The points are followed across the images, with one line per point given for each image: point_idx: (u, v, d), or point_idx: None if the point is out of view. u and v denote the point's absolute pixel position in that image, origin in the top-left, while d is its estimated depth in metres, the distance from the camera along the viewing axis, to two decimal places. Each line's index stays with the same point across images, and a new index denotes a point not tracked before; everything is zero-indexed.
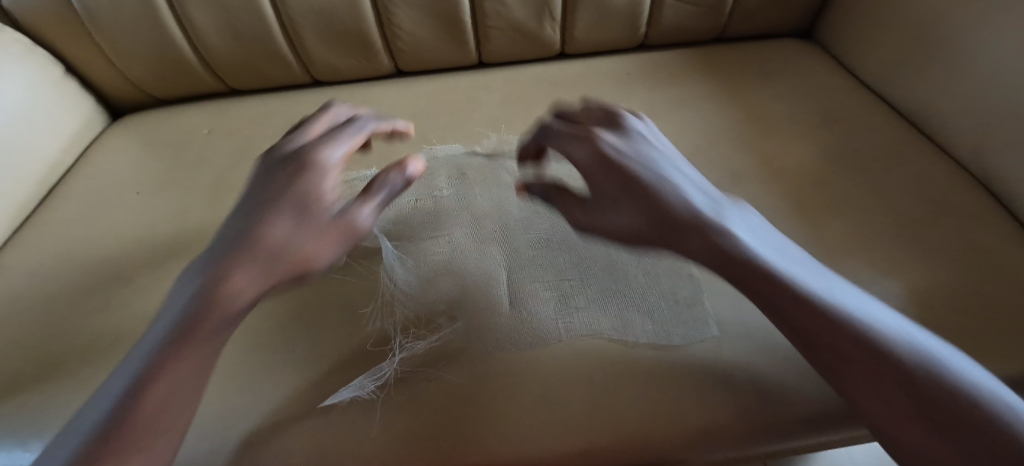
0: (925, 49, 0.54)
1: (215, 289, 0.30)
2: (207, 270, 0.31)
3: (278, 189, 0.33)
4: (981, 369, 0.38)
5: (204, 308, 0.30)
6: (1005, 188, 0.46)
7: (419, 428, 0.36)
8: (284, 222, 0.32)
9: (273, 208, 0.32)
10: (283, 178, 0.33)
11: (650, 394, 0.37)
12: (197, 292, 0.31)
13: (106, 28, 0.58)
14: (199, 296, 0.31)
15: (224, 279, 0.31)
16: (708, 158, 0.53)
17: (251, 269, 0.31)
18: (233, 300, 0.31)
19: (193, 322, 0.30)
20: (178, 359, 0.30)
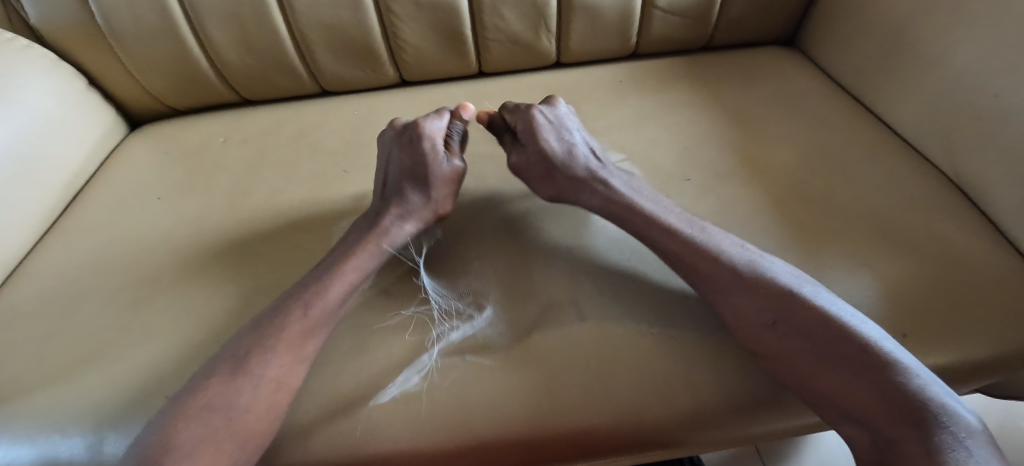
0: (897, 56, 0.57)
1: (288, 327, 0.41)
2: (277, 315, 0.41)
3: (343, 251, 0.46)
4: (947, 352, 0.41)
5: (285, 340, 0.40)
6: (972, 185, 0.50)
7: (430, 413, 0.40)
8: (337, 283, 0.44)
9: (333, 271, 0.44)
10: (339, 247, 0.47)
11: (638, 379, 0.41)
12: (275, 329, 0.41)
13: (127, 43, 0.61)
14: (281, 333, 0.40)
15: (297, 323, 0.41)
16: (695, 161, 0.56)
17: (316, 316, 0.42)
18: (302, 339, 0.41)
19: (276, 352, 0.40)
20: (271, 375, 0.39)
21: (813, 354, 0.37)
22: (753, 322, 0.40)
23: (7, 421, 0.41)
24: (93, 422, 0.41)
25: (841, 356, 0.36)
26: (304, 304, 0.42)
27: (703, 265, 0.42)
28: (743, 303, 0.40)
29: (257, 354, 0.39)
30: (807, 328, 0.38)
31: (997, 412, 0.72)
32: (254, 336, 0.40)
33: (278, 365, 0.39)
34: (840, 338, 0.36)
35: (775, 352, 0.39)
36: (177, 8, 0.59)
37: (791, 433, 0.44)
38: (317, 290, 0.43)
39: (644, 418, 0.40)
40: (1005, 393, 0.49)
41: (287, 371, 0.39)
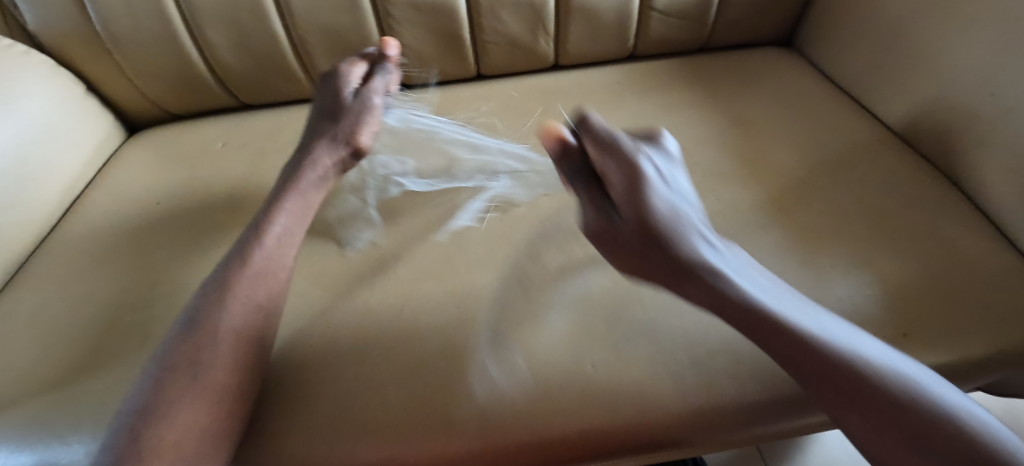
0: (894, 56, 0.57)
1: (221, 340, 0.39)
2: (206, 328, 0.39)
3: (265, 256, 0.44)
4: (949, 350, 0.42)
5: (220, 353, 0.38)
6: (971, 184, 0.50)
7: (432, 416, 0.40)
8: (266, 287, 0.43)
9: (258, 273, 0.43)
10: (261, 253, 0.44)
11: (642, 381, 0.41)
12: (200, 344, 0.38)
13: (125, 48, 0.61)
14: (216, 348, 0.39)
15: (232, 334, 0.40)
16: (694, 161, 0.57)
17: (249, 326, 0.41)
18: (236, 349, 0.39)
19: (214, 365, 0.38)
20: (211, 383, 0.37)
21: (899, 435, 0.31)
22: (838, 400, 0.33)
23: (6, 428, 0.41)
24: (92, 428, 0.41)
25: (932, 443, 0.30)
26: (236, 315, 0.40)
27: (762, 330, 0.36)
28: (812, 378, 0.34)
29: (189, 369, 0.37)
30: (894, 405, 0.32)
31: (998, 410, 0.72)
32: (182, 353, 0.38)
33: (219, 373, 0.38)
34: (930, 419, 0.31)
35: (860, 432, 0.32)
36: (176, 13, 0.59)
37: (801, 430, 0.43)
38: (242, 302, 0.41)
39: (649, 420, 0.40)
40: (1005, 391, 0.49)
41: (229, 378, 0.38)
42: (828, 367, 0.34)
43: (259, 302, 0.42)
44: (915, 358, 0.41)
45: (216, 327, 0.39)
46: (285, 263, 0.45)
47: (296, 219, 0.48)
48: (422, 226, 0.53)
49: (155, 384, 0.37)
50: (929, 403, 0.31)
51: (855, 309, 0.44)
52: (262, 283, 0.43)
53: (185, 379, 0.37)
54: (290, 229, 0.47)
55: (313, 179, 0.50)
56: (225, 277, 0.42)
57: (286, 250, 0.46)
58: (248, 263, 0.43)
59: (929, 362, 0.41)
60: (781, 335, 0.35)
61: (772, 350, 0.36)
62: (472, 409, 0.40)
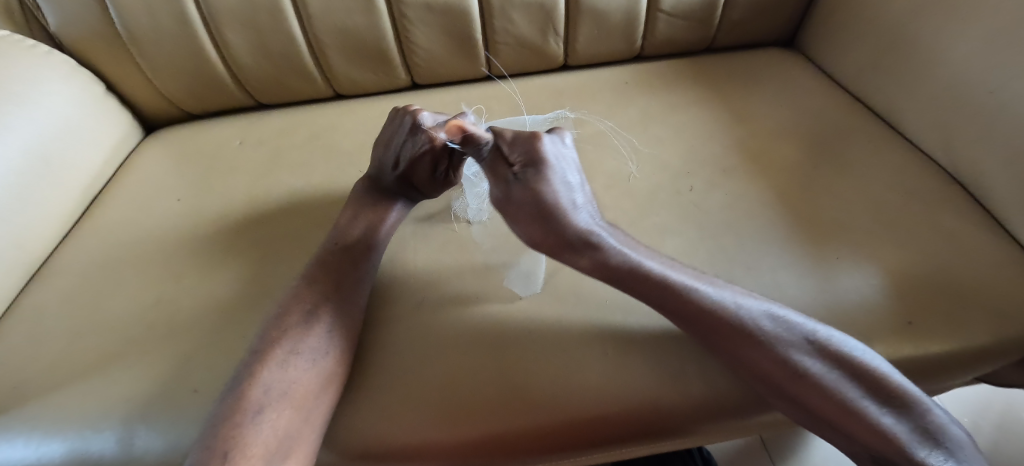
0: (895, 55, 0.59)
1: (297, 357, 0.41)
2: (281, 347, 0.41)
3: (326, 283, 0.46)
4: (949, 338, 0.43)
5: (297, 368, 0.40)
6: (970, 179, 0.51)
7: (452, 403, 0.41)
8: (333, 310, 0.44)
9: (323, 298, 0.45)
10: (324, 281, 0.46)
11: (653, 369, 0.43)
12: (280, 361, 0.41)
13: (145, 48, 0.62)
14: (294, 363, 0.41)
15: (307, 352, 0.42)
16: (701, 158, 0.58)
17: (321, 345, 0.42)
18: (312, 365, 0.41)
19: (293, 378, 0.40)
20: (291, 391, 0.39)
21: (827, 390, 0.38)
22: (779, 369, 0.39)
23: (38, 414, 0.43)
24: (122, 415, 0.42)
25: (856, 394, 0.37)
26: (306, 337, 0.42)
27: (714, 323, 0.40)
28: (757, 354, 0.40)
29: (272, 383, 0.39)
30: (823, 367, 0.38)
31: (998, 402, 0.74)
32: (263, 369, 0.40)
33: (297, 385, 0.40)
34: (848, 372, 0.38)
35: (794, 392, 0.39)
36: (195, 14, 0.60)
37: (788, 422, 0.46)
38: (309, 325, 0.43)
39: (660, 408, 0.42)
40: (1003, 380, 0.51)
41: (305, 387, 0.40)
42: (770, 347, 0.39)
43: (324, 324, 0.43)
44: (917, 344, 0.43)
45: (291, 346, 0.41)
46: (350, 290, 0.46)
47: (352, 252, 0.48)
48: (438, 221, 0.54)
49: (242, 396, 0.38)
50: (850, 361, 0.38)
51: (859, 298, 0.45)
52: (327, 304, 0.45)
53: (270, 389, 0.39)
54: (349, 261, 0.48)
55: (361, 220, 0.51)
56: (288, 305, 0.44)
57: (348, 278, 0.47)
58: (308, 292, 0.45)
59: (931, 348, 0.43)
60: (731, 325, 0.40)
61: (722, 337, 0.40)
62: (490, 396, 0.42)
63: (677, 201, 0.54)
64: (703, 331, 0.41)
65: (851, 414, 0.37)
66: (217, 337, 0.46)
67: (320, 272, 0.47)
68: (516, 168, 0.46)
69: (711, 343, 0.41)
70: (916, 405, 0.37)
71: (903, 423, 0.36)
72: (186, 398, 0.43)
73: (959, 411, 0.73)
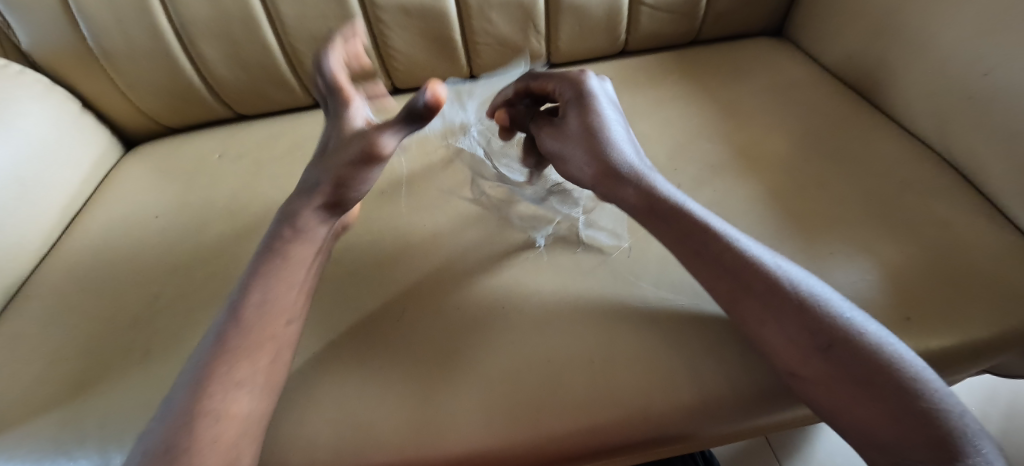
0: (885, 41, 0.57)
1: (202, 421, 0.35)
2: (183, 408, 0.35)
3: (250, 325, 0.39)
4: (950, 332, 0.41)
5: (202, 433, 0.34)
6: (967, 166, 0.50)
7: (434, 419, 0.40)
8: (250, 358, 0.38)
9: (245, 345, 0.38)
10: (239, 326, 0.39)
11: (641, 378, 0.41)
12: (179, 426, 0.34)
13: (119, 64, 0.61)
14: (196, 427, 0.34)
15: (213, 413, 0.35)
16: (689, 153, 0.57)
17: (234, 404, 0.36)
18: (221, 430, 0.35)
19: (192, 446, 0.34)
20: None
21: (854, 379, 0.34)
22: (804, 342, 0.36)
23: (10, 445, 0.42)
24: (97, 442, 0.41)
25: (885, 378, 0.33)
26: (216, 393, 0.36)
27: (749, 277, 0.39)
28: (779, 319, 0.38)
29: (166, 454, 0.33)
30: (855, 351, 0.35)
31: (1006, 391, 0.72)
32: (159, 439, 0.34)
33: (201, 455, 0.33)
34: (876, 358, 0.34)
35: (820, 375, 0.36)
36: (168, 27, 0.59)
37: (786, 426, 0.44)
38: (223, 379, 0.37)
39: (650, 416, 0.40)
40: (1010, 373, 0.49)
41: (210, 459, 0.34)
42: (801, 314, 0.37)
43: (243, 376, 0.37)
44: (918, 341, 0.41)
45: (195, 405, 0.35)
46: (273, 332, 0.40)
47: (274, 288, 0.41)
48: (419, 229, 0.53)
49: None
50: (877, 344, 0.35)
51: (854, 294, 0.44)
52: (246, 351, 0.38)
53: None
54: (272, 299, 0.41)
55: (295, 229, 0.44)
56: (202, 360, 0.37)
57: (275, 318, 0.40)
58: (227, 337, 0.39)
59: (933, 344, 0.41)
60: (767, 283, 0.39)
61: (756, 295, 0.39)
62: (474, 408, 0.40)
63: None
64: (734, 286, 0.40)
65: (880, 409, 0.33)
66: None
67: (246, 313, 0.40)
68: (571, 118, 0.47)
69: (730, 304, 0.40)
70: (949, 408, 0.32)
71: (933, 425, 0.31)
72: None
73: (967, 401, 0.71)
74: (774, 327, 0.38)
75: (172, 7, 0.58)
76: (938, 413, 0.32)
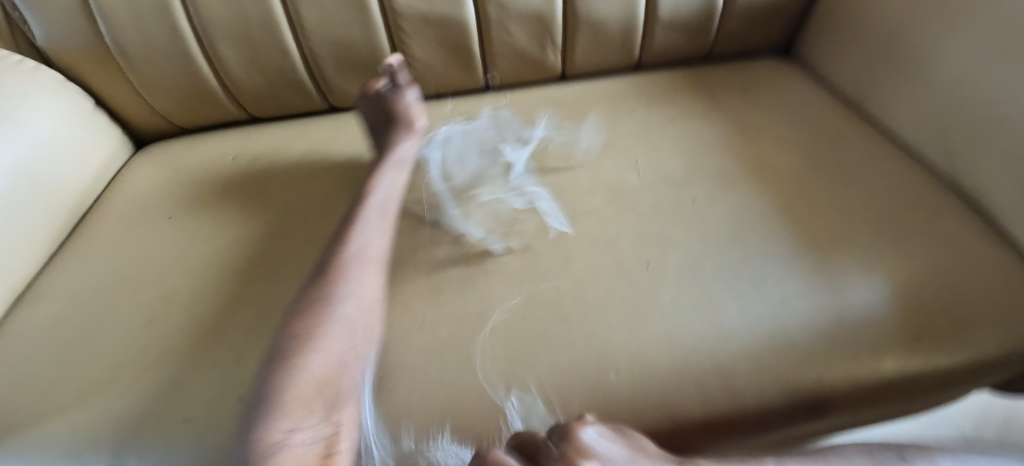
0: (893, 64, 0.59)
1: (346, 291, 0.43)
2: (336, 273, 0.44)
3: (371, 227, 0.50)
4: (958, 351, 0.43)
5: (353, 295, 0.44)
6: (971, 188, 0.51)
7: (454, 425, 0.40)
8: (377, 244, 0.49)
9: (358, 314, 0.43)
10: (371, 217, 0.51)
11: (661, 389, 0.41)
12: (337, 285, 0.44)
13: (136, 63, 0.61)
14: (348, 289, 0.44)
15: (359, 285, 0.45)
16: (703, 168, 0.58)
17: (371, 280, 0.46)
18: (364, 308, 0.44)
19: (348, 303, 0.43)
20: (347, 318, 0.42)
21: None
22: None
23: (20, 445, 0.41)
24: (111, 444, 0.41)
25: None
26: (359, 267, 0.46)
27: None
28: None
29: (329, 304, 0.42)
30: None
31: (1001, 409, 0.73)
32: (320, 293, 0.43)
33: (353, 312, 0.43)
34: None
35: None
36: (188, 29, 0.59)
37: (802, 438, 0.45)
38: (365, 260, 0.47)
39: (669, 428, 0.40)
40: (1012, 391, 0.50)
41: (361, 319, 0.43)
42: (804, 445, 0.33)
43: (372, 256, 0.48)
44: (927, 359, 0.42)
45: (346, 272, 0.45)
46: (388, 228, 0.51)
47: (388, 199, 0.54)
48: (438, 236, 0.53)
49: (303, 317, 0.41)
50: None
51: (866, 311, 0.45)
52: (373, 242, 0.49)
53: (328, 312, 0.41)
54: (388, 203, 0.53)
55: (389, 161, 0.58)
56: (345, 239, 0.48)
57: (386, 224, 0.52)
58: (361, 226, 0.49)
59: (941, 362, 0.42)
60: None
61: None
62: (493, 413, 0.40)
63: (679, 213, 0.53)
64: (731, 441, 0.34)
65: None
66: (211, 360, 0.45)
67: (365, 207, 0.51)
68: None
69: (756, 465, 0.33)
70: None
71: None
72: (178, 426, 0.41)
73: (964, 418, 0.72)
74: None
75: (193, 8, 0.58)
76: None
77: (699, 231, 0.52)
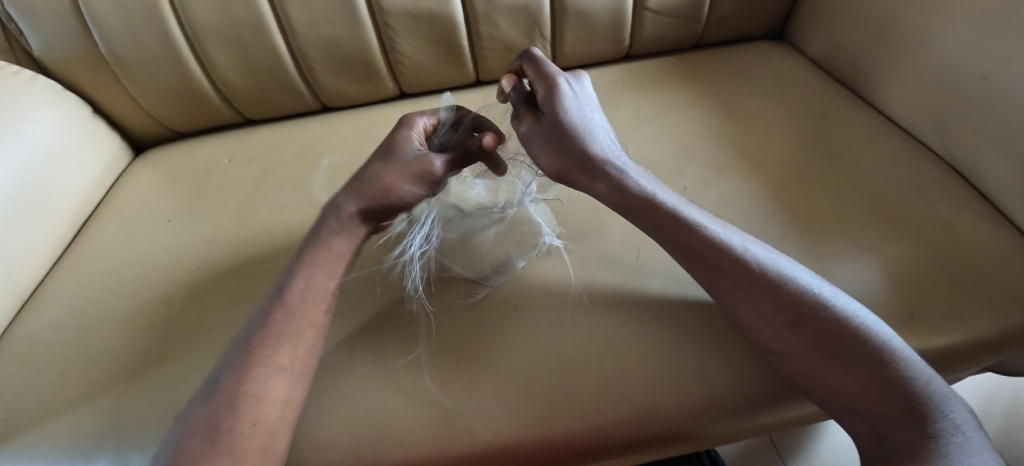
0: (885, 44, 0.58)
1: (244, 403, 0.37)
2: (229, 390, 0.38)
3: (292, 310, 0.42)
4: (953, 330, 0.42)
5: (241, 418, 0.36)
6: (967, 166, 0.51)
7: (449, 418, 0.41)
8: (290, 345, 0.40)
9: (257, 428, 0.37)
10: (284, 306, 0.42)
11: (652, 377, 0.42)
12: (223, 407, 0.37)
13: (130, 70, 0.62)
14: (237, 411, 0.37)
15: (255, 397, 0.38)
16: (694, 155, 0.57)
17: (273, 388, 0.38)
18: (264, 417, 0.37)
19: (234, 430, 0.36)
20: (230, 448, 0.35)
21: (821, 350, 0.36)
22: (774, 323, 0.38)
23: (28, 445, 0.42)
24: (116, 443, 0.42)
25: (851, 335, 0.36)
26: (257, 377, 0.38)
27: (721, 257, 0.41)
28: (750, 305, 0.39)
29: (209, 434, 0.35)
30: (824, 324, 0.36)
31: (1007, 389, 0.73)
32: (202, 417, 0.36)
33: (238, 438, 0.36)
34: (853, 336, 0.35)
35: (792, 349, 0.37)
36: (179, 34, 0.60)
37: (796, 422, 0.45)
38: (266, 361, 0.39)
39: (660, 414, 0.41)
40: (1012, 370, 0.50)
41: (256, 433, 0.36)
42: (770, 293, 0.39)
43: (282, 361, 0.40)
44: (921, 339, 0.42)
45: (240, 388, 0.38)
46: (311, 320, 0.42)
47: (317, 274, 0.44)
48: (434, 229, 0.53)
49: (176, 452, 0.34)
50: (843, 315, 0.37)
51: (859, 293, 0.44)
52: (286, 337, 0.41)
53: (204, 446, 0.35)
54: (313, 284, 0.44)
55: (331, 230, 0.46)
56: (251, 338, 0.40)
57: (314, 305, 0.43)
58: (270, 318, 0.41)
59: (936, 342, 0.42)
60: (736, 266, 0.40)
61: (728, 279, 0.40)
62: (487, 406, 0.41)
63: None
64: (707, 268, 0.41)
65: (851, 377, 0.35)
66: (211, 359, 0.46)
67: (283, 298, 0.42)
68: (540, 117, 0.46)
69: (716, 287, 0.41)
70: (916, 375, 0.34)
71: (897, 387, 0.33)
72: None
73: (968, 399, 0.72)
74: (761, 298, 0.39)
75: (182, 12, 0.59)
76: (905, 379, 0.33)
77: None
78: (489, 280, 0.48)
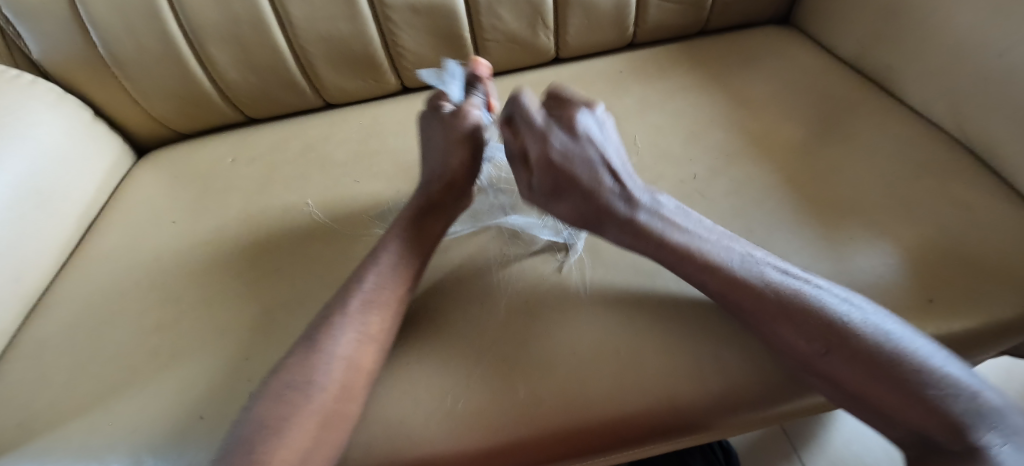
0: (896, 24, 0.57)
1: (335, 365, 0.39)
2: (324, 349, 0.40)
3: (388, 281, 0.44)
4: (974, 313, 0.41)
5: (334, 378, 0.39)
6: (984, 148, 0.50)
7: (463, 413, 0.40)
8: (382, 315, 0.43)
9: (348, 391, 0.39)
10: (378, 277, 0.44)
11: (667, 365, 0.41)
12: (320, 362, 0.39)
13: (132, 72, 0.62)
14: (332, 370, 0.39)
15: (347, 360, 0.40)
16: (705, 142, 0.57)
17: (363, 354, 0.41)
18: (350, 379, 0.39)
19: (325, 389, 0.38)
20: (321, 403, 0.38)
21: (856, 376, 0.35)
22: (805, 351, 0.37)
23: (39, 450, 0.42)
24: (127, 446, 0.41)
25: (885, 359, 0.34)
26: (351, 341, 0.41)
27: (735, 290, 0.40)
28: (776, 334, 0.38)
29: (306, 387, 0.38)
30: (856, 352, 0.35)
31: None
32: (299, 373, 0.39)
33: (330, 397, 0.38)
34: (888, 360, 0.34)
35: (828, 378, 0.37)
36: (179, 33, 0.59)
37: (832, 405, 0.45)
38: (359, 329, 0.41)
39: (677, 402, 0.40)
40: None
41: (344, 394, 0.39)
42: (794, 323, 0.37)
43: (375, 331, 0.42)
44: (942, 323, 0.41)
45: (334, 350, 0.40)
46: (400, 294, 0.44)
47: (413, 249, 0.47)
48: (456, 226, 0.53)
49: (273, 397, 0.37)
50: (878, 341, 0.35)
51: (875, 278, 0.44)
52: (378, 308, 0.43)
53: (299, 398, 0.37)
54: (405, 261, 0.46)
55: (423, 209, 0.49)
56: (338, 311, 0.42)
57: (404, 280, 0.45)
58: (366, 287, 0.44)
59: (958, 326, 0.41)
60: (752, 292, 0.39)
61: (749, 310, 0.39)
62: (499, 399, 0.41)
63: (683, 189, 0.53)
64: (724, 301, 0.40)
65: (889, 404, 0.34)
66: (220, 359, 0.45)
67: (383, 271, 0.45)
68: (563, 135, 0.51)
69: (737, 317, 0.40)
70: (960, 390, 0.33)
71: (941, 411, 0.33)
72: (191, 425, 0.42)
73: None
74: (783, 328, 0.38)
75: (183, 12, 0.58)
76: (949, 400, 0.33)
77: (701, 206, 0.51)
78: (576, 238, 0.50)
